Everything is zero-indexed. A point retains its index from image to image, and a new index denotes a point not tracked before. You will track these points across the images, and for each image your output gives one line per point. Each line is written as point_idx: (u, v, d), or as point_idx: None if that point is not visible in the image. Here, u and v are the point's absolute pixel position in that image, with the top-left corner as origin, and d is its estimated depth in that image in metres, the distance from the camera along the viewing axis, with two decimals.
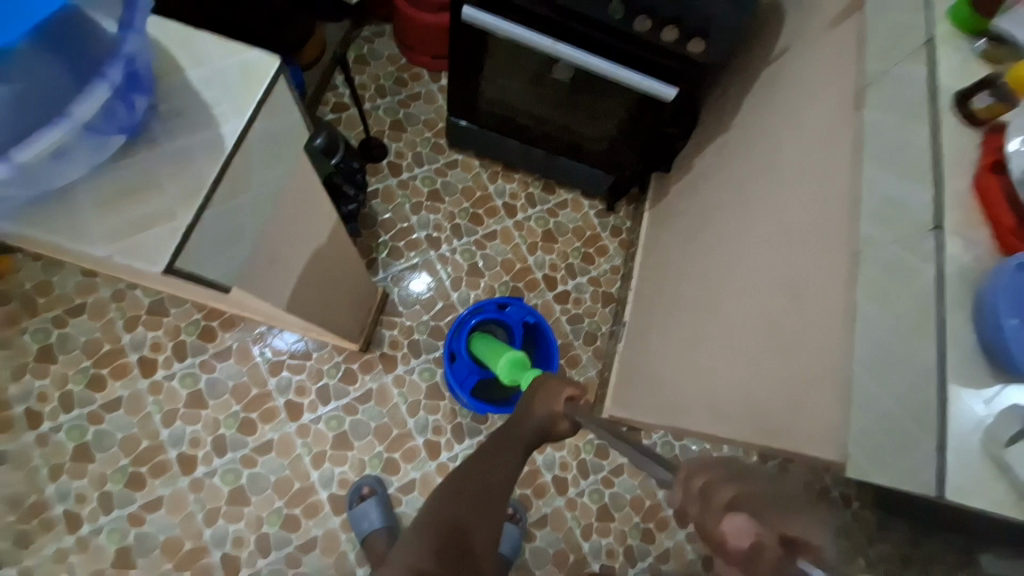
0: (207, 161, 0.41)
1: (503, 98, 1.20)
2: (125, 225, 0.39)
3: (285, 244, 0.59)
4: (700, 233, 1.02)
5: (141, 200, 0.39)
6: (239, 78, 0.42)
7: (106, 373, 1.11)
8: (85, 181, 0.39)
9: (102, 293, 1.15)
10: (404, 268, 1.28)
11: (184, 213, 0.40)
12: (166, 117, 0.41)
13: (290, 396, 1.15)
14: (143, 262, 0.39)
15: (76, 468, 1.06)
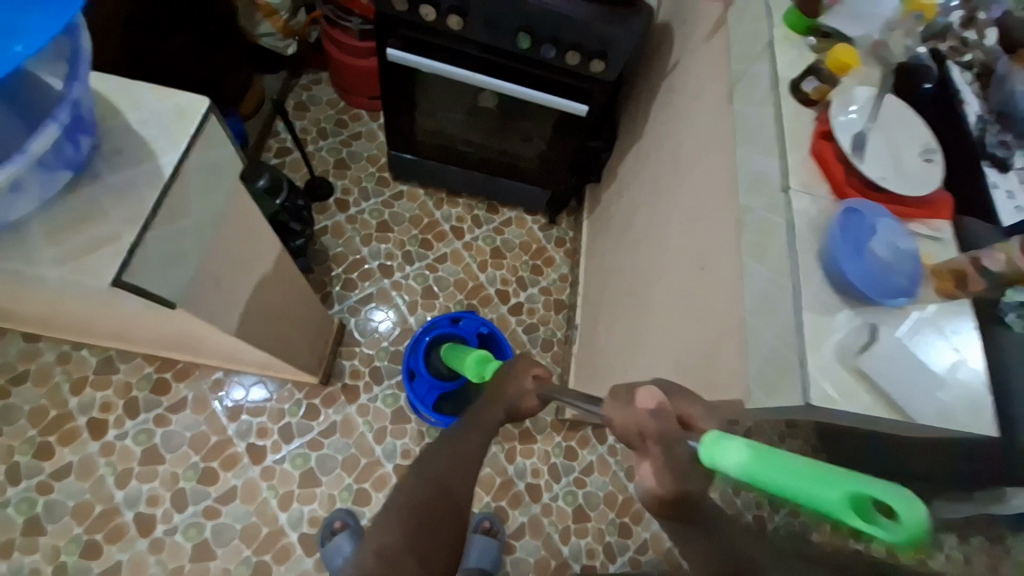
0: (148, 189, 0.46)
1: (439, 128, 1.28)
2: (73, 251, 0.43)
3: (223, 271, 0.62)
4: (628, 233, 1.11)
5: (88, 228, 0.44)
6: (175, 119, 0.48)
7: (53, 440, 1.07)
8: (39, 211, 0.44)
9: (45, 357, 1.11)
10: (360, 298, 1.32)
11: (128, 233, 0.44)
12: (108, 155, 0.46)
13: (252, 439, 1.14)
14: (95, 280, 0.43)
15: (24, 544, 1.01)
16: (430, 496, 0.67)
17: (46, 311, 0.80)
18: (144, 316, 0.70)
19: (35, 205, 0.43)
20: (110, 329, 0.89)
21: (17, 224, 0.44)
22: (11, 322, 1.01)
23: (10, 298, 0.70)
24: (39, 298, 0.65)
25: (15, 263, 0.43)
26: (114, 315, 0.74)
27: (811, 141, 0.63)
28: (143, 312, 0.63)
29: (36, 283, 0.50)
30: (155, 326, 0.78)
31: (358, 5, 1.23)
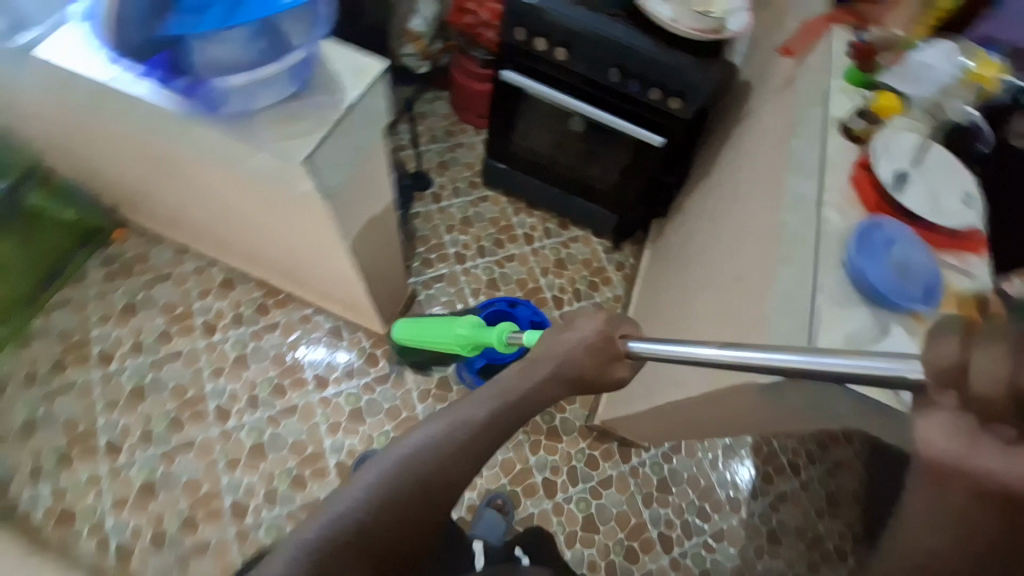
0: (332, 107, 0.66)
1: (532, 146, 1.48)
2: (284, 135, 0.65)
3: (357, 196, 0.81)
4: (681, 259, 1.21)
5: (294, 123, 0.65)
6: (360, 71, 0.68)
7: (173, 330, 1.31)
8: (266, 108, 0.65)
9: (186, 266, 1.38)
10: (433, 275, 1.50)
11: (316, 133, 0.65)
12: (317, 82, 0.67)
13: (319, 370, 1.30)
14: (291, 158, 0.64)
15: (129, 406, 1.23)
16: (451, 459, 0.59)
17: (213, 215, 1.04)
18: (287, 227, 0.89)
19: (268, 104, 0.65)
20: (248, 243, 1.12)
21: (251, 114, 0.65)
22: (176, 230, 1.28)
23: (199, 194, 0.97)
24: (225, 194, 0.88)
25: (246, 137, 0.65)
26: (264, 226, 0.96)
27: (851, 169, 0.73)
28: (289, 213, 0.83)
29: (244, 164, 0.72)
30: (287, 241, 0.99)
31: (485, 40, 1.50)
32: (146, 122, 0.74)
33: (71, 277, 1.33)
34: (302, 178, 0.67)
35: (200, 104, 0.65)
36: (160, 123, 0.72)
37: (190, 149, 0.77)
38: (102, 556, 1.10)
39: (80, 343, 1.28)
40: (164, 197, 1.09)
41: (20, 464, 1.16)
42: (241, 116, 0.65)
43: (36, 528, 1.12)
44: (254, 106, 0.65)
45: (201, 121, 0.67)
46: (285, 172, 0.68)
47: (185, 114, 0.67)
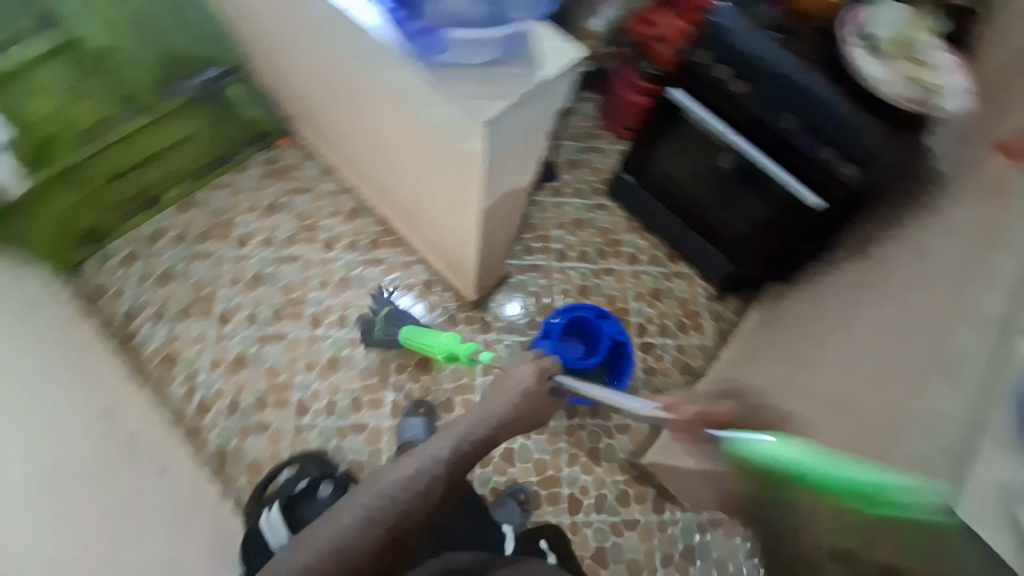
0: (525, 80, 0.68)
1: (672, 172, 1.44)
2: (479, 95, 0.68)
3: (516, 171, 0.84)
4: (809, 341, 1.11)
5: (491, 86, 0.68)
6: (559, 54, 0.70)
7: (298, 236, 1.40)
8: (467, 67, 0.70)
9: (329, 185, 1.45)
10: (532, 263, 1.52)
11: (506, 100, 0.67)
12: (521, 55, 0.70)
13: (406, 314, 1.36)
14: (472, 117, 0.67)
15: (248, 286, 1.33)
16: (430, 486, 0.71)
17: (373, 146, 1.12)
18: (438, 177, 0.93)
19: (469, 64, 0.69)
20: (391, 181, 1.21)
21: (451, 69, 0.70)
22: (332, 151, 1.40)
23: (369, 126, 1.05)
24: (395, 126, 0.92)
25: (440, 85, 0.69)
26: (414, 167, 1.00)
27: None
28: (444, 166, 0.86)
29: (425, 109, 0.76)
30: (428, 190, 1.03)
31: (659, 54, 1.49)
32: (359, 45, 0.79)
33: (235, 162, 1.41)
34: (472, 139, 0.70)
35: (412, 48, 0.70)
36: (371, 50, 0.78)
37: (385, 78, 0.81)
38: (188, 404, 1.21)
39: (225, 216, 1.38)
40: (338, 122, 1.21)
41: (147, 304, 1.28)
42: (442, 68, 0.70)
43: (143, 361, 1.23)
44: (457, 62, 0.69)
45: (404, 62, 0.72)
46: (459, 127, 0.71)
47: (393, 53, 0.73)
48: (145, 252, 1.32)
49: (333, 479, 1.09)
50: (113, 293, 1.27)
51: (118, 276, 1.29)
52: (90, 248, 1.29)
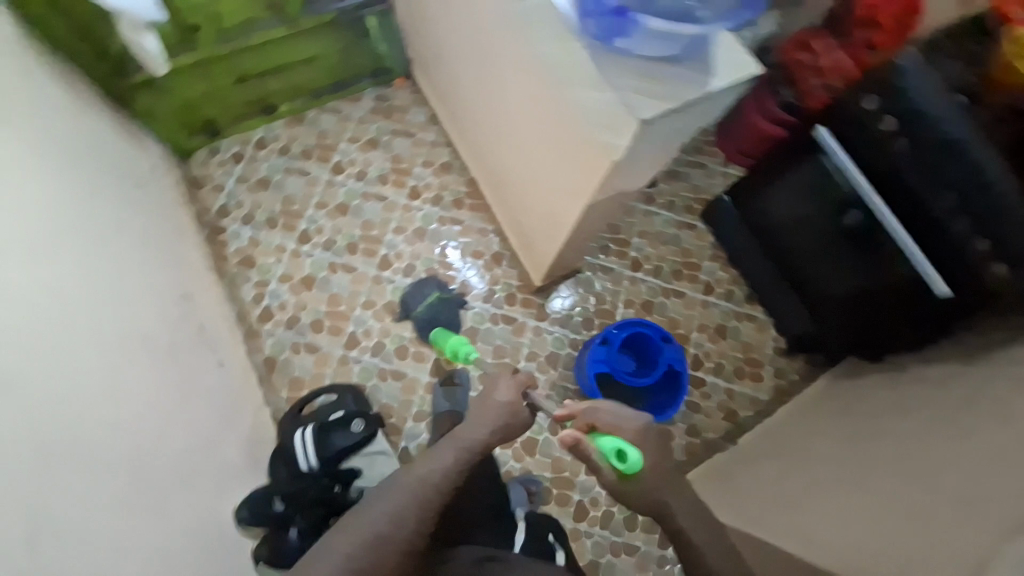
0: (700, 86, 0.62)
1: (780, 208, 1.28)
2: (641, 90, 0.62)
3: (638, 176, 0.80)
4: (896, 449, 1.01)
5: (656, 83, 0.62)
6: (735, 65, 0.64)
7: (391, 178, 1.42)
8: (641, 59, 0.64)
9: (430, 134, 1.46)
10: (604, 264, 1.47)
11: (668, 102, 0.61)
12: (693, 57, 0.64)
13: (470, 280, 1.37)
14: (633, 110, 0.61)
15: (333, 213, 1.37)
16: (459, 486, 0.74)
17: (489, 111, 1.08)
18: (547, 164, 0.87)
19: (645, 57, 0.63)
20: (494, 149, 1.18)
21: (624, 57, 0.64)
22: (442, 103, 1.39)
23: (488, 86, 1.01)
24: (516, 100, 0.86)
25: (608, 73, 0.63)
26: (523, 147, 0.95)
27: None
28: (559, 159, 0.81)
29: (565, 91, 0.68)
30: (531, 172, 0.99)
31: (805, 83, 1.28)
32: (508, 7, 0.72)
33: (349, 91, 1.43)
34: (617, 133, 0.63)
35: (591, 23, 0.65)
36: (523, 12, 0.70)
37: (524, 46, 0.72)
38: (254, 306, 1.27)
39: (330, 139, 1.41)
40: (457, 75, 1.17)
41: (242, 202, 1.34)
42: (615, 54, 0.64)
43: (224, 256, 1.29)
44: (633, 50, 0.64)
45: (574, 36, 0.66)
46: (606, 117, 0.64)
47: (564, 23, 0.66)
48: (250, 154, 1.37)
49: (364, 415, 1.11)
50: (213, 187, 1.33)
51: (221, 172, 1.35)
52: (203, 138, 1.33)
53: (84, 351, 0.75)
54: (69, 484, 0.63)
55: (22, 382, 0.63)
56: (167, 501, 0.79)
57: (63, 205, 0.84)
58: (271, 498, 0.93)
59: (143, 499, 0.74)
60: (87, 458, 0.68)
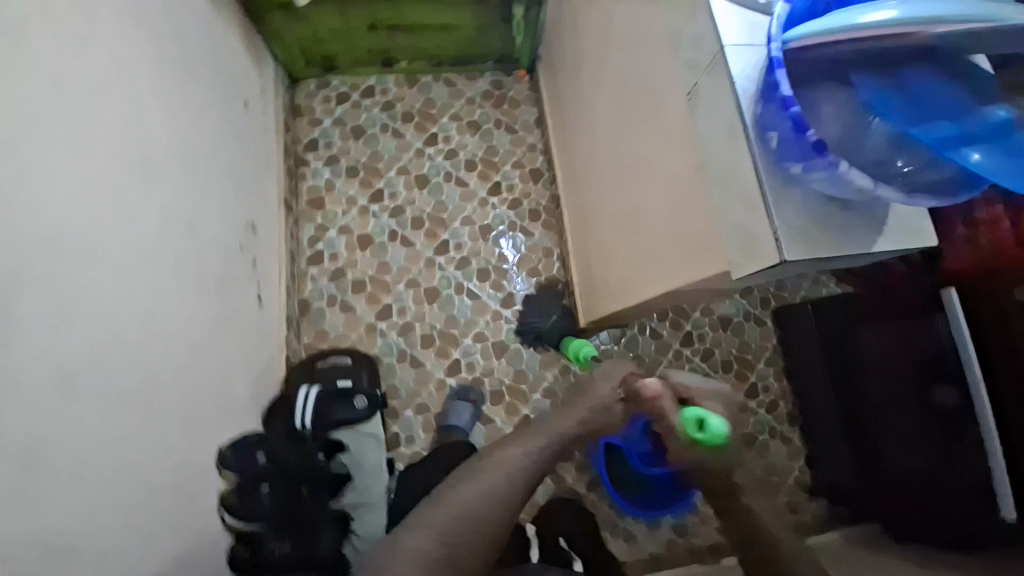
0: (862, 245, 0.56)
1: (871, 356, 1.09)
2: (800, 230, 0.54)
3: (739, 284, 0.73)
4: None
5: (819, 228, 0.54)
6: (912, 233, 0.57)
7: (478, 168, 1.38)
8: (814, 194, 0.54)
9: (531, 139, 1.42)
10: (655, 328, 1.39)
11: (824, 251, 0.54)
12: (872, 208, 0.56)
13: (517, 296, 1.33)
14: (783, 249, 0.53)
15: (412, 183, 1.34)
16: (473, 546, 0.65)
17: (602, 146, 1.01)
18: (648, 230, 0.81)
19: (820, 194, 0.54)
20: (591, 179, 1.12)
21: (795, 185, 0.54)
22: (555, 110, 1.33)
23: (610, 125, 0.94)
24: (642, 158, 0.80)
25: (772, 202, 0.54)
26: (630, 204, 0.89)
27: None
28: (668, 242, 0.75)
29: (711, 182, 0.60)
30: (627, 228, 0.92)
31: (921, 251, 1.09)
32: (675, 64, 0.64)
33: (470, 69, 1.42)
34: (755, 261, 0.56)
35: (776, 131, 0.53)
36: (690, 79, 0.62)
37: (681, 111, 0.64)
38: (308, 248, 1.28)
39: (434, 111, 1.39)
40: (583, 98, 1.11)
41: (332, 144, 1.34)
42: (787, 178, 0.54)
43: (298, 191, 1.30)
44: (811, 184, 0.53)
45: (746, 137, 0.55)
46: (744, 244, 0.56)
47: (740, 119, 0.56)
48: (356, 100, 1.37)
49: (370, 394, 1.10)
50: (310, 121, 1.34)
51: (323, 109, 1.36)
52: (317, 70, 1.35)
53: (150, 265, 0.75)
54: (110, 384, 0.64)
55: (95, 280, 0.63)
56: (177, 436, 0.77)
57: (174, 110, 0.85)
58: (256, 450, 0.92)
59: (156, 428, 0.73)
60: (118, 379, 0.66)
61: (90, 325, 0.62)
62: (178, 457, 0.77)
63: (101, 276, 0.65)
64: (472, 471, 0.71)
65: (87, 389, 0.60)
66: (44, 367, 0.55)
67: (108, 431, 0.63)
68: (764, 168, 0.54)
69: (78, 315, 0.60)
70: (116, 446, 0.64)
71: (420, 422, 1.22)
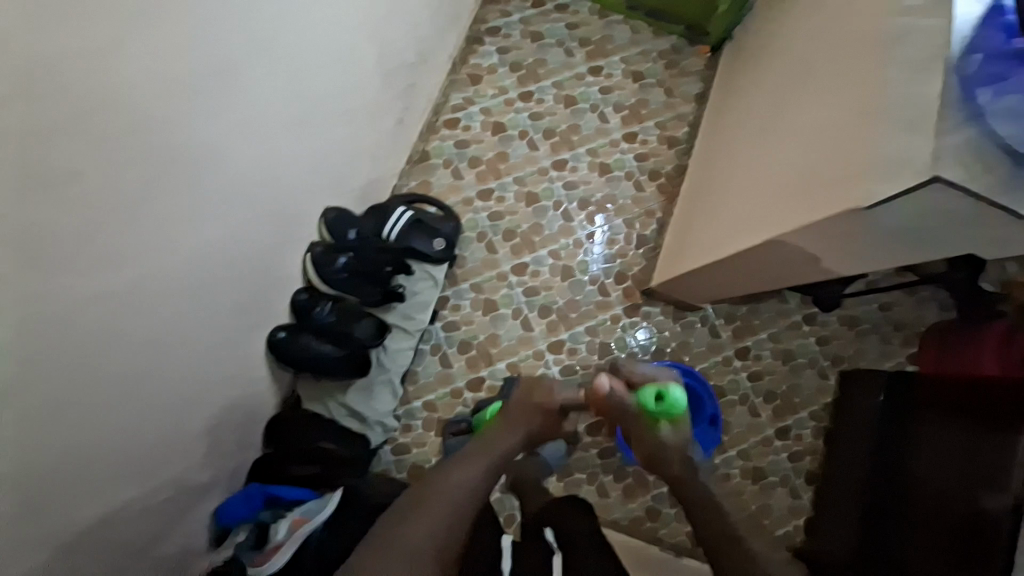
0: (1011, 204, 0.55)
1: (932, 449, 1.03)
2: (964, 156, 0.53)
3: (845, 251, 0.73)
4: None
5: (981, 163, 0.53)
6: None
7: (624, 112, 1.43)
8: (992, 132, 0.52)
9: (684, 110, 1.44)
10: (717, 327, 1.36)
11: (976, 186, 0.53)
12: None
13: (605, 236, 1.36)
14: (937, 165, 0.53)
15: (561, 99, 1.41)
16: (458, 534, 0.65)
17: (756, 116, 1.03)
18: (776, 181, 0.82)
19: (999, 133, 0.52)
20: (724, 151, 1.14)
21: (977, 117, 0.52)
22: (720, 88, 1.35)
23: (780, 93, 0.95)
24: (805, 115, 0.80)
25: (949, 121, 0.52)
26: (767, 161, 0.89)
27: None
28: (794, 188, 0.75)
29: (883, 115, 0.59)
30: (751, 184, 0.92)
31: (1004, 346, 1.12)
32: (896, 11, 0.64)
33: (661, 23, 1.46)
34: (891, 182, 0.57)
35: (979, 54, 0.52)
36: (904, 25, 0.62)
37: (877, 58, 0.65)
38: (449, 112, 1.38)
39: (610, 46, 1.45)
40: (756, 78, 1.12)
41: (511, 36, 1.43)
42: (972, 106, 0.52)
43: (466, 61, 1.40)
44: (993, 119, 0.52)
45: (949, 60, 0.54)
46: (891, 166, 0.57)
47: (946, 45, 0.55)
48: (548, 9, 1.46)
49: (448, 241, 1.19)
50: (502, 9, 1.44)
51: (517, 4, 1.45)
52: None
53: (340, 29, 0.87)
54: (269, 87, 0.77)
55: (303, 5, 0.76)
56: (291, 179, 0.90)
57: None
58: (350, 227, 1.09)
59: (285, 153, 0.86)
60: (274, 92, 0.78)
61: (284, 41, 0.75)
62: (286, 191, 0.91)
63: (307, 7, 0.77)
64: (422, 498, 0.67)
65: (256, 81, 0.74)
66: (240, 41, 0.68)
67: (253, 121, 0.76)
68: (954, 88, 0.53)
69: (279, 20, 0.73)
70: (251, 140, 0.77)
71: (471, 296, 1.30)
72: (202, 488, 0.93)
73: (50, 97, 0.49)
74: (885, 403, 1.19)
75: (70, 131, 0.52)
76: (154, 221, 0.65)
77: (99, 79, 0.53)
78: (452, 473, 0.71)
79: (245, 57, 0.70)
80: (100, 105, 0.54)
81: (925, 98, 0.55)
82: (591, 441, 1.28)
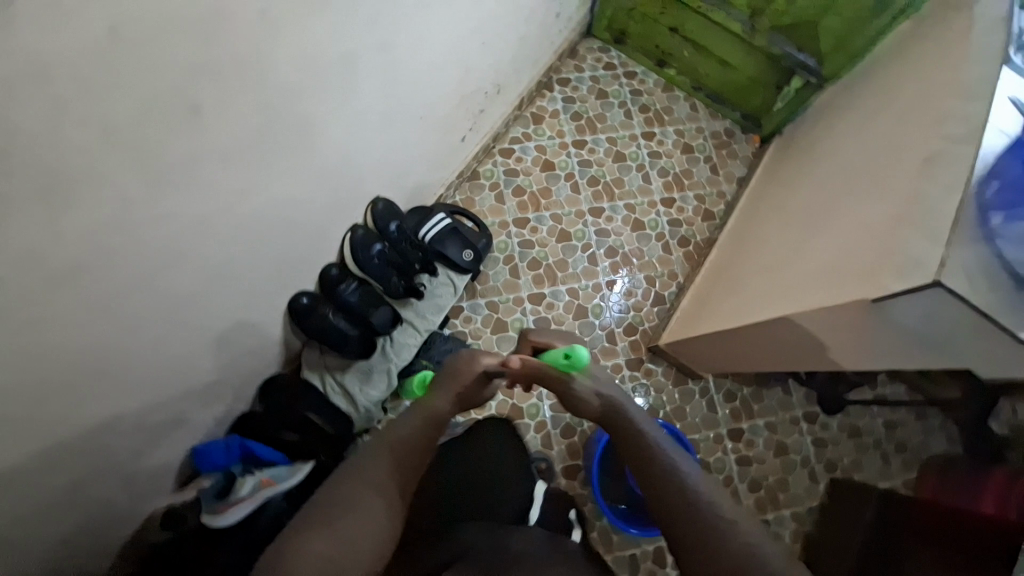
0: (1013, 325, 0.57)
1: None
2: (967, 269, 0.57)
3: (851, 343, 0.75)
4: None
5: (984, 280, 0.57)
6: None
7: (668, 178, 1.50)
8: (997, 252, 0.57)
9: (725, 190, 1.51)
10: (715, 401, 1.36)
11: (976, 300, 0.56)
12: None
13: (624, 288, 1.40)
14: (943, 270, 0.56)
15: (611, 154, 1.50)
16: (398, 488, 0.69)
17: (795, 206, 1.08)
18: (800, 266, 0.86)
19: (1005, 255, 0.57)
20: (757, 233, 1.19)
21: (988, 238, 0.57)
22: (764, 177, 1.42)
23: (822, 189, 1.00)
24: (838, 212, 0.85)
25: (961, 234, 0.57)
26: (797, 246, 0.93)
27: None
28: (814, 273, 0.78)
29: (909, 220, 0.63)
30: (775, 266, 0.96)
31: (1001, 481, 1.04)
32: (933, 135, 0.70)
33: (719, 108, 1.56)
34: (901, 279, 0.60)
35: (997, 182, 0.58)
36: (940, 148, 0.67)
37: (912, 172, 0.70)
38: (507, 142, 1.48)
39: (668, 117, 1.55)
40: (802, 172, 1.18)
41: (579, 88, 1.55)
42: (985, 226, 0.58)
43: (533, 102, 1.51)
44: (1001, 242, 0.57)
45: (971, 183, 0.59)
46: (905, 266, 0.60)
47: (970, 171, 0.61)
48: (618, 73, 1.58)
49: (477, 255, 1.26)
50: (577, 65, 1.57)
51: (591, 63, 1.58)
52: (609, 37, 1.58)
53: (437, 46, 0.97)
54: (364, 79, 0.85)
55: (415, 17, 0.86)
56: (357, 164, 0.99)
57: None
58: (392, 219, 1.16)
59: (361, 140, 0.95)
60: (368, 85, 0.87)
61: (391, 50, 0.87)
62: (351, 173, 1.00)
63: (416, 21, 0.87)
64: (399, 431, 0.76)
65: (356, 72, 0.83)
66: (354, 35, 0.77)
67: (344, 105, 0.85)
68: (971, 207, 0.58)
69: (391, 27, 0.83)
70: (336, 121, 0.86)
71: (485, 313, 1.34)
72: (190, 423, 0.95)
73: (219, 42, 0.59)
74: (876, 522, 1.15)
75: (222, 77, 0.62)
76: (237, 167, 0.72)
77: (240, 36, 0.61)
78: (420, 419, 0.78)
79: (353, 50, 0.79)
80: (240, 63, 0.63)
81: (945, 212, 0.59)
82: (565, 484, 1.26)
